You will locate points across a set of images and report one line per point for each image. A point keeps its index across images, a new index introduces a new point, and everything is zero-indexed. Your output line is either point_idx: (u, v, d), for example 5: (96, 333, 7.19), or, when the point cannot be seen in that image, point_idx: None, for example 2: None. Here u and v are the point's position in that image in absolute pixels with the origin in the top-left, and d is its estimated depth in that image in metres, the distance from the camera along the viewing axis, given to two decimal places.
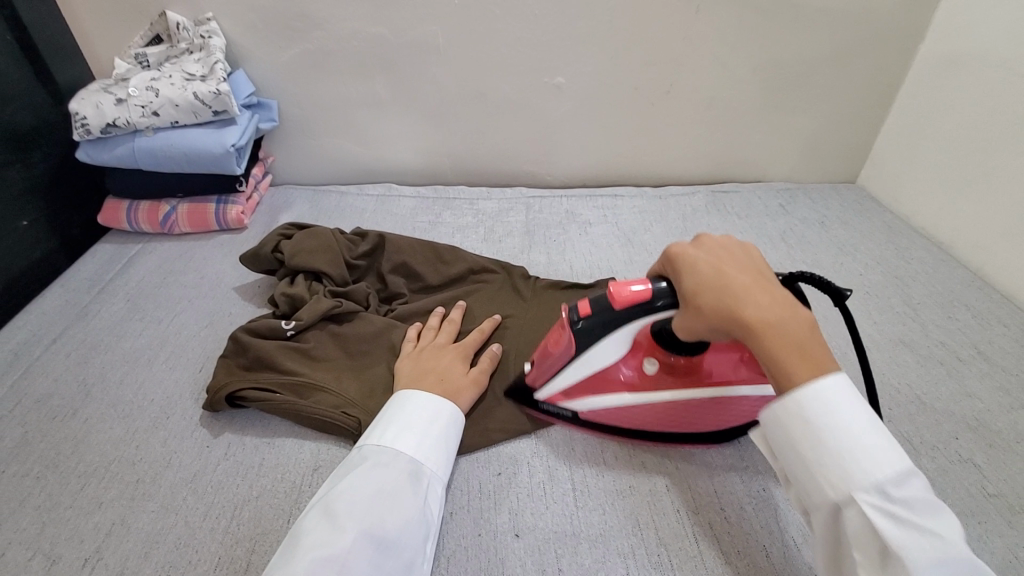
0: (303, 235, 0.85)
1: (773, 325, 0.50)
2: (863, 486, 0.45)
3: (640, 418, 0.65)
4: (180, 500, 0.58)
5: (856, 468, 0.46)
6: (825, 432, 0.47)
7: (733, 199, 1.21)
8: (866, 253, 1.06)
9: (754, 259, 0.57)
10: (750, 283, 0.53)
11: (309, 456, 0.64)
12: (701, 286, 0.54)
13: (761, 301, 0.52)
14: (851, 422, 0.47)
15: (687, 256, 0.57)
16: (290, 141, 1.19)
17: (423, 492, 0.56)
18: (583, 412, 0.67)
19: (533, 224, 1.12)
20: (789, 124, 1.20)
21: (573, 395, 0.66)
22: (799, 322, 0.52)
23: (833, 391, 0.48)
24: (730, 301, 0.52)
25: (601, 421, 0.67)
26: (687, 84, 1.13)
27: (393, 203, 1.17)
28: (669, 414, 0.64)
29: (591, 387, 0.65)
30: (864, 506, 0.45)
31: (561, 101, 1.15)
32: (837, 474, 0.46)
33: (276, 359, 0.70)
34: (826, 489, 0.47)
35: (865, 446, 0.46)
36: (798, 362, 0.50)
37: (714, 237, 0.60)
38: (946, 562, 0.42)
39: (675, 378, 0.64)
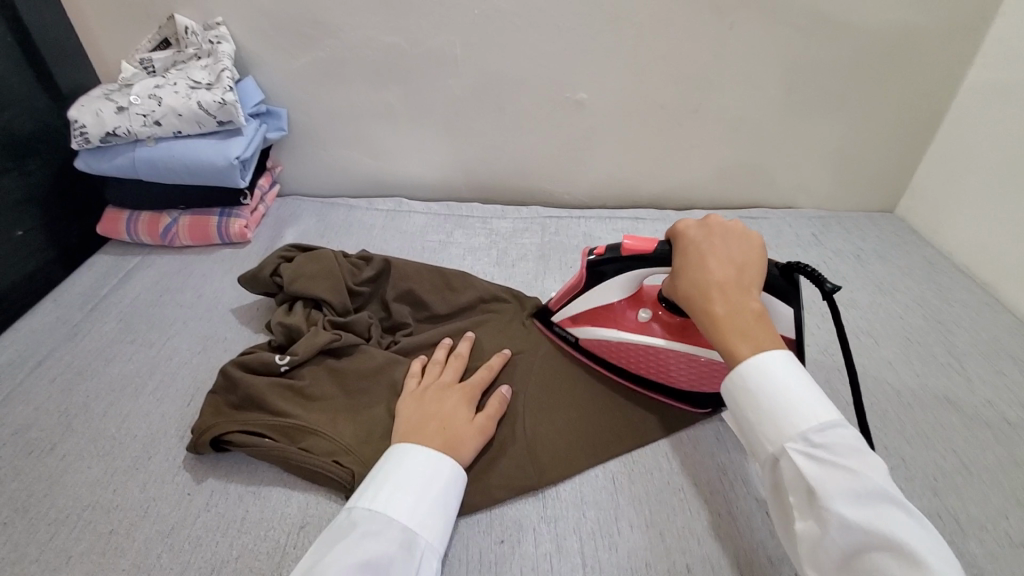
0: (305, 258, 0.81)
1: (725, 315, 0.55)
2: (790, 436, 0.49)
3: (630, 359, 0.70)
4: (154, 558, 0.54)
5: (783, 419, 0.50)
6: (756, 389, 0.51)
7: (762, 226, 1.13)
8: (908, 291, 0.98)
9: (749, 251, 0.60)
10: (723, 277, 0.57)
11: (297, 510, 0.59)
12: (682, 271, 0.60)
13: (724, 293, 0.56)
14: (780, 377, 0.51)
15: (686, 240, 0.62)
16: (300, 150, 1.14)
17: (416, 569, 0.51)
18: (582, 340, 0.73)
19: (548, 247, 1.06)
20: (827, 148, 1.12)
21: (579, 322, 0.74)
22: (757, 318, 0.55)
23: (770, 357, 0.52)
24: (695, 291, 0.57)
25: (596, 355, 0.73)
26: (717, 104, 1.06)
27: (403, 218, 1.12)
28: (658, 363, 0.69)
29: (595, 320, 0.72)
30: (791, 453, 0.48)
31: (582, 117, 1.08)
32: (768, 427, 0.50)
33: (268, 398, 0.65)
34: (764, 444, 0.51)
35: (793, 398, 0.50)
36: (739, 343, 0.54)
37: (725, 221, 0.62)
38: (864, 494, 0.44)
39: (669, 331, 0.69)
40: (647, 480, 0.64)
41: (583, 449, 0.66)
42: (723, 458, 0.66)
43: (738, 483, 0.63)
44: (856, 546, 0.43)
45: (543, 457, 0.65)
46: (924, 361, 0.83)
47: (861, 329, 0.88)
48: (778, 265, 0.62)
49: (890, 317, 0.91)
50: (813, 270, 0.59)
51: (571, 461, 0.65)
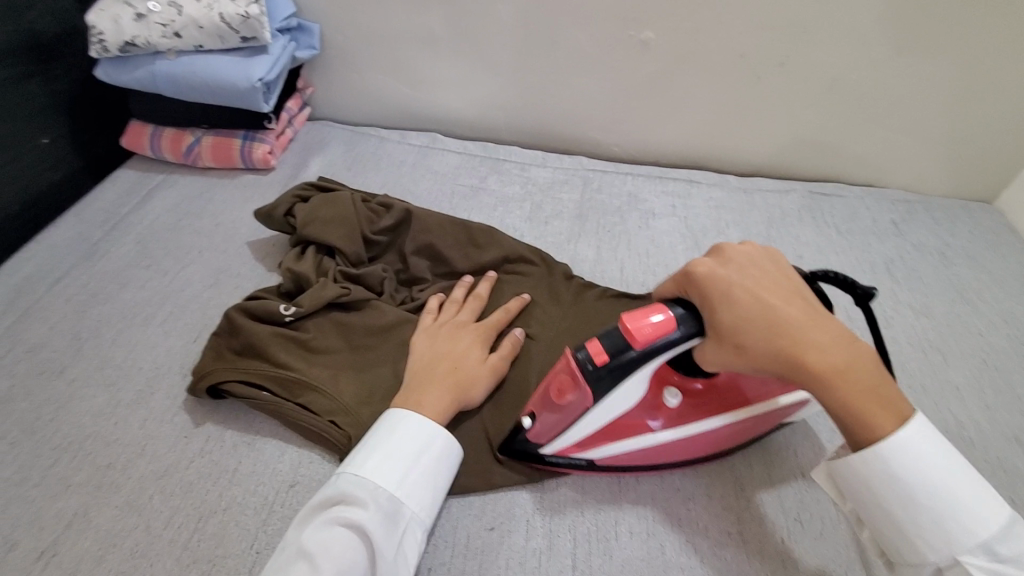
0: (321, 200, 0.76)
1: (842, 368, 0.46)
2: (967, 549, 0.44)
3: (667, 453, 0.58)
4: (146, 499, 0.55)
5: (960, 529, 0.44)
6: (927, 493, 0.45)
7: (835, 205, 1.00)
8: (992, 301, 0.85)
9: (785, 275, 0.52)
10: (802, 316, 0.49)
11: (289, 467, 0.58)
12: (745, 321, 0.48)
13: (820, 336, 0.47)
14: (948, 476, 0.45)
15: (724, 279, 0.50)
16: (333, 72, 1.06)
17: (397, 540, 0.50)
18: (601, 459, 0.57)
19: (588, 206, 0.97)
20: (931, 122, 0.95)
21: (587, 445, 0.57)
22: (869, 360, 0.47)
23: (919, 441, 0.45)
24: (789, 341, 0.47)
25: (623, 464, 0.58)
26: (807, 57, 0.91)
27: (435, 157, 1.04)
28: (693, 445, 0.58)
29: (611, 433, 0.56)
30: (971, 569, 0.44)
31: (646, 61, 0.95)
32: (936, 537, 0.45)
33: (269, 348, 0.63)
34: (923, 552, 0.45)
35: (967, 499, 0.45)
36: (871, 402, 0.46)
37: (738, 247, 0.54)
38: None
39: (700, 409, 0.57)
40: (656, 484, 0.60)
41: None
42: (746, 472, 0.61)
43: (754, 502, 0.58)
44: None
45: None
46: (996, 391, 0.73)
47: (927, 344, 0.79)
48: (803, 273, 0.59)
49: (964, 334, 0.80)
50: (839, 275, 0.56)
51: None
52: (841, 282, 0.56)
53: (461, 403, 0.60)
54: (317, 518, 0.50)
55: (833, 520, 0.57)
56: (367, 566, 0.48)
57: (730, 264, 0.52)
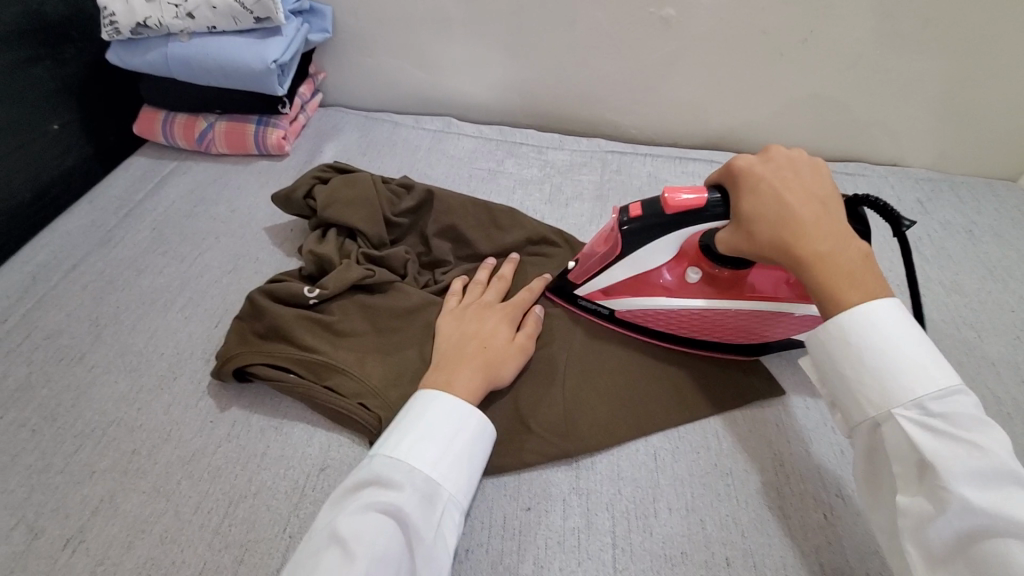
0: (341, 182, 0.75)
1: (827, 255, 0.49)
2: (900, 401, 0.44)
3: (677, 324, 0.64)
4: (173, 485, 0.53)
5: (895, 382, 0.45)
6: (865, 349, 0.46)
7: (858, 184, 0.98)
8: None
9: (821, 181, 0.54)
10: (813, 213, 0.51)
11: (318, 450, 0.56)
12: (755, 209, 0.53)
13: (819, 228, 0.50)
14: (896, 340, 0.46)
15: (752, 173, 0.55)
16: (345, 57, 1.04)
17: (436, 524, 0.48)
18: (619, 313, 0.65)
19: (608, 187, 0.95)
20: (957, 98, 0.93)
21: (613, 294, 0.65)
22: (861, 259, 0.49)
23: (879, 310, 0.47)
24: (784, 228, 0.51)
25: (636, 324, 0.65)
26: (831, 32, 0.89)
27: (451, 141, 1.02)
28: (706, 325, 0.63)
29: (635, 288, 0.64)
30: (901, 420, 0.44)
31: (665, 39, 0.93)
32: (873, 392, 0.46)
33: (294, 330, 0.62)
34: (862, 407, 0.47)
35: (909, 360, 0.45)
36: (848, 289, 0.48)
37: (785, 150, 0.57)
38: (992, 474, 0.39)
39: (721, 292, 0.62)
40: (694, 463, 0.58)
41: (626, 422, 0.60)
42: (784, 449, 0.59)
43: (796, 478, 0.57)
44: (970, 530, 0.39)
45: (581, 424, 0.60)
46: None
47: (961, 321, 0.77)
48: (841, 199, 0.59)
49: (998, 310, 0.79)
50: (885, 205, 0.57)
51: (612, 432, 0.59)
52: (882, 209, 0.57)
53: (491, 382, 0.58)
54: (351, 502, 0.47)
55: None
56: (407, 550, 0.46)
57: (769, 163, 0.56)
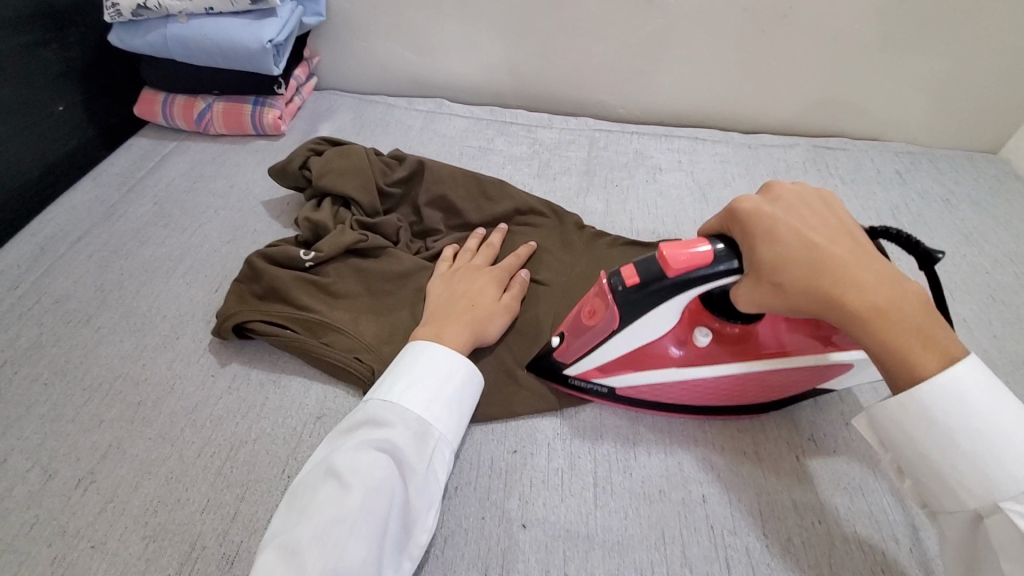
0: (335, 153, 0.78)
1: (886, 311, 0.44)
2: (1009, 495, 0.41)
3: (691, 394, 0.57)
4: (178, 432, 0.56)
5: (1002, 473, 0.41)
6: (967, 442, 0.43)
7: (839, 157, 1.01)
8: (998, 243, 0.86)
9: (838, 214, 0.49)
10: (846, 257, 0.46)
11: (314, 401, 0.59)
12: (784, 259, 0.45)
13: (864, 278, 0.45)
14: (991, 419, 0.42)
15: (765, 217, 0.47)
16: (340, 41, 1.07)
17: (428, 457, 0.51)
18: (622, 389, 0.58)
19: (595, 162, 0.98)
20: (934, 71, 0.96)
21: (611, 371, 0.57)
22: (918, 300, 0.45)
23: (962, 378, 0.43)
24: (828, 281, 0.45)
25: (645, 399, 0.59)
26: (811, 7, 0.91)
27: (443, 121, 1.05)
28: (720, 389, 0.57)
29: (636, 361, 0.56)
30: (1016, 520, 0.41)
31: (650, 17, 0.96)
32: (976, 483, 0.42)
33: (290, 291, 0.65)
34: (964, 502, 0.43)
35: (1011, 444, 0.42)
36: (919, 347, 0.44)
37: (786, 185, 0.51)
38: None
39: (732, 354, 0.55)
40: (671, 410, 0.61)
41: None
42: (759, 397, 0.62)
43: (769, 423, 0.60)
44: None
45: None
46: (1005, 323, 0.75)
47: None
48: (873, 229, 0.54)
49: (971, 272, 0.81)
50: (910, 238, 0.51)
51: None
52: (904, 242, 0.51)
53: (479, 338, 0.61)
54: (347, 439, 0.50)
55: (846, 437, 0.59)
56: (402, 481, 0.48)
57: (777, 202, 0.49)
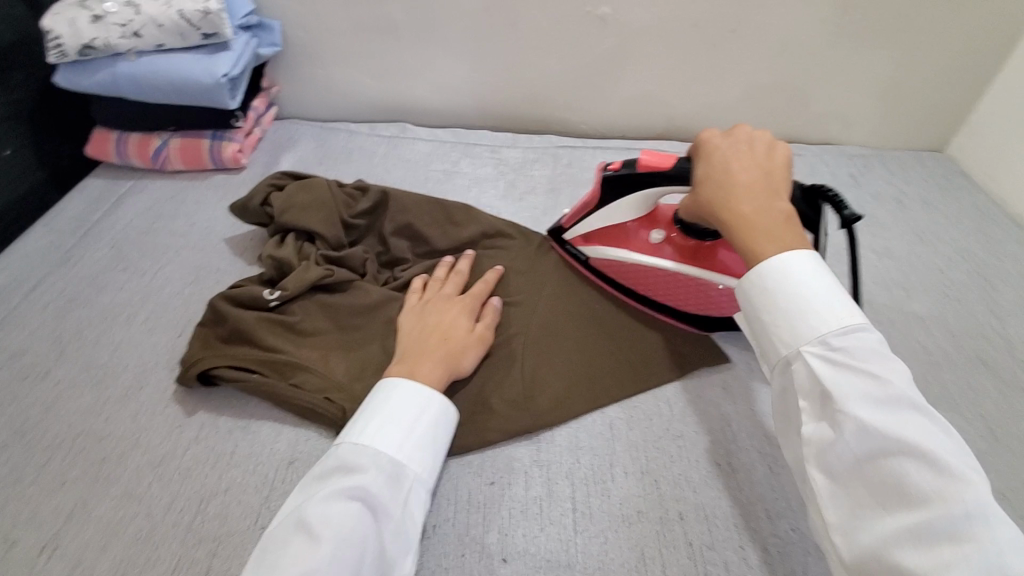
0: (296, 187, 0.77)
1: (749, 218, 0.53)
2: (809, 341, 0.47)
3: (635, 278, 0.70)
4: (144, 488, 0.55)
5: (806, 322, 0.48)
6: (782, 297, 0.50)
7: (795, 164, 1.04)
8: (950, 241, 0.90)
9: (777, 157, 0.57)
10: (748, 180, 0.55)
11: (286, 446, 0.58)
12: (706, 177, 0.57)
13: (752, 194, 0.54)
14: (807, 281, 0.49)
15: (709, 145, 0.59)
16: (298, 70, 1.06)
17: (402, 501, 0.50)
18: (592, 259, 0.73)
19: (560, 180, 0.99)
20: (879, 77, 1.00)
21: (591, 242, 0.73)
22: (785, 223, 0.53)
23: (792, 262, 0.50)
24: (720, 192, 0.55)
25: (605, 274, 0.73)
26: (759, 21, 0.94)
27: (406, 145, 1.05)
28: (658, 284, 0.69)
29: (608, 239, 0.71)
30: (807, 357, 0.47)
31: (605, 36, 0.98)
32: (786, 330, 0.49)
33: (256, 333, 0.64)
34: (777, 348, 0.50)
35: (818, 303, 0.48)
36: (763, 242, 0.52)
37: (750, 128, 0.60)
38: (883, 398, 0.42)
39: (679, 255, 0.68)
40: (645, 428, 0.62)
41: (582, 395, 0.64)
42: (729, 408, 0.64)
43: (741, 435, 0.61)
44: (866, 451, 0.42)
45: (542, 401, 0.63)
46: (959, 318, 0.78)
47: (893, 282, 0.83)
48: (802, 186, 0.60)
49: (926, 270, 0.85)
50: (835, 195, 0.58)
51: (570, 407, 0.63)
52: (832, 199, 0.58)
53: (453, 371, 0.61)
54: (318, 487, 0.49)
55: None
56: (376, 528, 0.47)
57: (732, 137, 0.59)
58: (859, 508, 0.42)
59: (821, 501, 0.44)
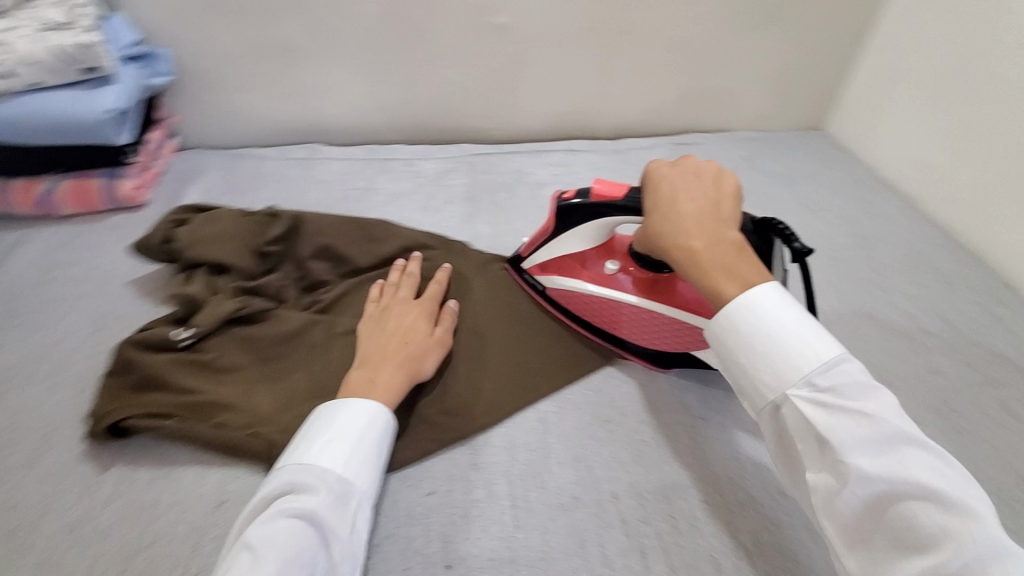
0: (202, 220, 0.76)
1: (702, 254, 0.54)
2: (794, 384, 0.48)
3: (594, 310, 0.70)
4: (60, 554, 0.52)
5: (783, 363, 0.49)
6: (756, 338, 0.50)
7: (696, 151, 1.11)
8: (835, 210, 0.99)
9: (724, 188, 0.58)
10: (696, 215, 0.56)
11: (214, 488, 0.56)
12: (655, 211, 0.58)
13: (702, 229, 0.55)
14: (775, 319, 0.50)
15: (657, 179, 0.60)
16: (196, 98, 1.02)
17: (349, 519, 0.50)
18: (550, 289, 0.74)
19: (478, 187, 1.01)
20: (760, 65, 1.09)
21: (547, 271, 0.74)
22: (740, 257, 0.53)
23: (756, 299, 0.51)
24: (670, 227, 0.56)
25: (563, 305, 0.73)
26: (647, 21, 1.00)
27: (319, 166, 1.04)
28: (616, 317, 0.69)
29: (564, 270, 0.72)
30: (796, 401, 0.47)
31: (506, 44, 1.01)
32: (764, 372, 0.49)
33: (170, 375, 0.62)
34: (762, 392, 0.50)
35: (793, 340, 0.49)
36: (723, 281, 0.52)
37: (697, 160, 0.61)
38: (878, 440, 0.43)
39: (636, 287, 0.68)
40: (575, 418, 0.65)
41: (512, 395, 0.66)
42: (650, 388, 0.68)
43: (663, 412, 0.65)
44: (873, 496, 0.43)
45: (473, 406, 0.64)
46: (848, 279, 0.86)
47: None
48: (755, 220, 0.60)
49: (816, 239, 0.93)
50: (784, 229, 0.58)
51: (501, 408, 0.64)
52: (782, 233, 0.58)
53: (416, 374, 0.62)
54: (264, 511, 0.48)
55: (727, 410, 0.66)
56: (321, 547, 0.47)
57: (679, 170, 0.60)
58: (879, 558, 0.42)
59: (839, 553, 0.44)
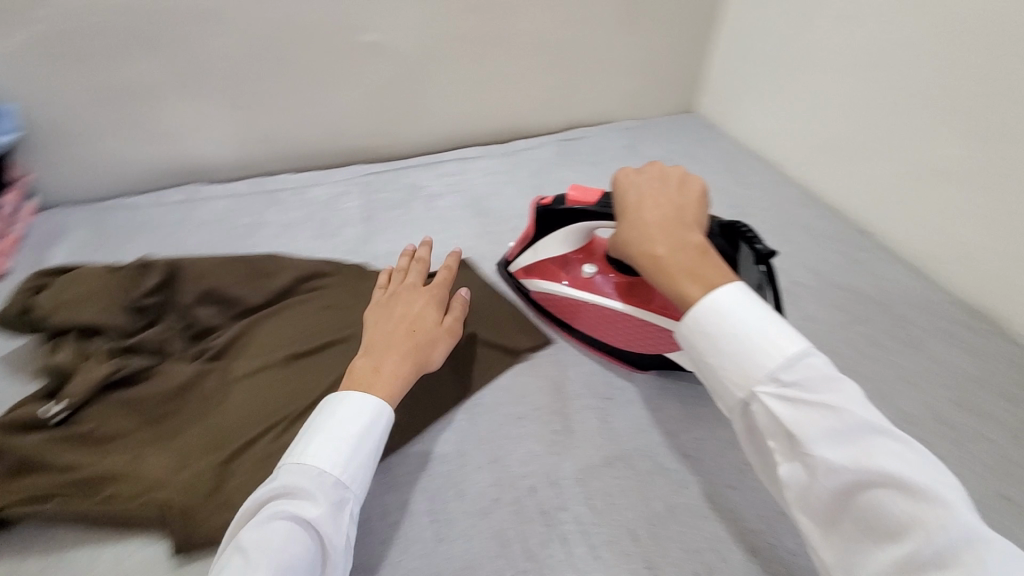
0: (65, 283, 0.71)
1: (667, 258, 0.52)
2: (760, 380, 0.45)
3: (570, 311, 0.75)
4: None
5: (749, 359, 0.46)
6: (720, 334, 0.47)
7: (582, 145, 1.15)
8: (713, 184, 1.06)
9: (690, 195, 0.59)
10: (663, 219, 0.55)
11: (107, 567, 0.53)
12: (625, 218, 0.58)
13: (668, 232, 0.54)
14: (740, 316, 0.47)
15: (626, 186, 0.61)
16: (50, 153, 0.93)
17: (342, 524, 0.48)
18: (534, 292, 0.79)
19: (373, 207, 1.00)
20: (627, 58, 1.15)
21: (532, 275, 0.78)
22: (706, 258, 0.52)
23: (724, 299, 0.48)
24: (636, 230, 0.56)
25: (545, 307, 0.78)
26: (514, 28, 1.04)
27: (201, 207, 0.99)
28: (590, 319, 0.73)
29: (545, 274, 0.77)
30: (763, 398, 0.45)
31: (379, 63, 1.01)
32: (733, 370, 0.47)
33: (42, 455, 0.56)
34: (731, 391, 0.47)
35: (758, 335, 0.46)
36: (687, 283, 0.50)
37: (667, 169, 0.62)
38: (845, 431, 0.41)
39: (611, 289, 0.72)
40: (488, 422, 0.66)
41: (423, 409, 0.65)
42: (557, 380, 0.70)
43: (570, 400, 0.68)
44: (843, 488, 0.41)
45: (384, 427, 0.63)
46: None
47: None
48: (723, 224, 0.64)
49: None
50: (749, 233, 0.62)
51: (413, 424, 0.64)
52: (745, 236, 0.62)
53: (422, 364, 0.61)
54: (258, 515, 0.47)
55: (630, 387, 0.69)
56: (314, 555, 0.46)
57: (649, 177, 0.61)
58: (850, 543, 0.41)
59: (816, 544, 0.43)
